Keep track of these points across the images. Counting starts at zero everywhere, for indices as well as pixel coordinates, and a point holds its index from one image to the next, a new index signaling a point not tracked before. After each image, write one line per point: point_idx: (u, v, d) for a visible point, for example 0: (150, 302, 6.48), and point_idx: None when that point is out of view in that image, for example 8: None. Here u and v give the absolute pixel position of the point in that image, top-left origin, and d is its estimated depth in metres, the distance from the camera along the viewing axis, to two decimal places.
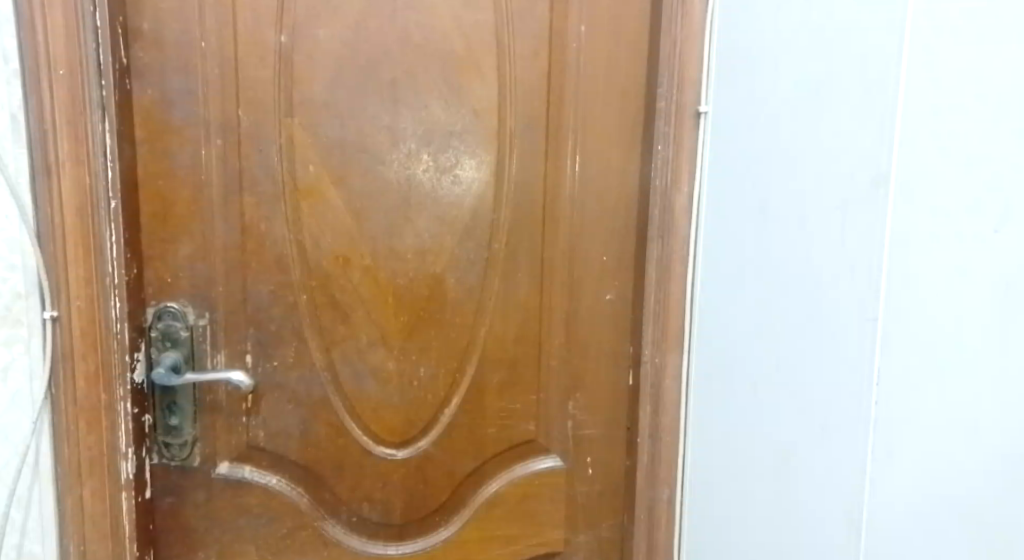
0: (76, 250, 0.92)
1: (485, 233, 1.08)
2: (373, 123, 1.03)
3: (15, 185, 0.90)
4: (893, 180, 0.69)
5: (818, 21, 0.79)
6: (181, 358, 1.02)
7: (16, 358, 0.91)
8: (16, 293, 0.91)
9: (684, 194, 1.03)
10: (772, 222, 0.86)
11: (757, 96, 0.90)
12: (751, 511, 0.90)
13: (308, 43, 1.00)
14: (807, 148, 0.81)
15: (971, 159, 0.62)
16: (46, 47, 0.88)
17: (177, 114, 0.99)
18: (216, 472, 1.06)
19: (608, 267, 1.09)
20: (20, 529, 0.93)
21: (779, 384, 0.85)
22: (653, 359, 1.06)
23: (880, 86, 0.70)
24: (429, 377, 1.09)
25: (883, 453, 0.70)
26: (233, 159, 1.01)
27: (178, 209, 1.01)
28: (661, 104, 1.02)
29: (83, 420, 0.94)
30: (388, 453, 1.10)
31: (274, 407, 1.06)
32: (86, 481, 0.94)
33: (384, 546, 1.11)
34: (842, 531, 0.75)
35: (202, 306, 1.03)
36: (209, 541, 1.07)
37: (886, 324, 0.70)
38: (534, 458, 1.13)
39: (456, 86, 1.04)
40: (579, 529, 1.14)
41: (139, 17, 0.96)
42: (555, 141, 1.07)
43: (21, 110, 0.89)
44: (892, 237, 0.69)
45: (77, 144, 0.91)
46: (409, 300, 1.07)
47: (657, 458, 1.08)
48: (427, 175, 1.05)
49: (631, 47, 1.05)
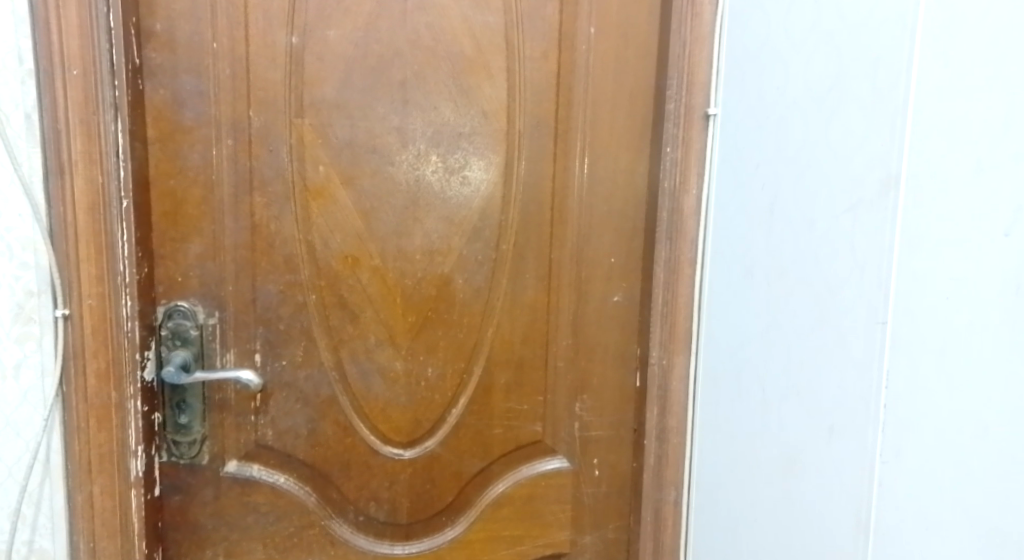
0: (87, 248, 0.93)
1: (493, 234, 1.08)
2: (383, 123, 1.03)
3: (28, 184, 0.90)
4: (904, 182, 0.68)
5: (827, 24, 0.79)
6: (190, 357, 1.03)
7: (28, 355, 0.93)
8: (28, 291, 0.92)
9: (692, 195, 1.03)
10: (781, 224, 0.86)
11: (766, 98, 0.90)
12: (759, 515, 0.90)
13: (320, 44, 1.01)
14: (817, 151, 0.80)
15: (981, 163, 0.61)
16: (60, 47, 0.89)
17: (188, 114, 0.99)
18: (224, 470, 1.07)
19: (615, 269, 1.09)
20: (30, 525, 0.94)
21: (787, 387, 0.85)
22: (661, 361, 1.07)
23: (890, 90, 0.70)
24: (436, 377, 1.10)
25: (891, 456, 0.70)
26: (243, 159, 1.01)
27: (188, 208, 1.01)
28: (671, 106, 1.02)
29: (94, 418, 0.94)
30: (395, 453, 1.10)
31: (282, 405, 1.07)
32: (96, 478, 0.95)
33: (391, 545, 1.12)
34: (849, 536, 0.75)
35: (212, 305, 1.04)
36: (217, 539, 1.08)
37: (895, 328, 0.69)
38: (541, 459, 1.13)
39: (465, 87, 1.05)
40: (585, 530, 1.15)
41: (152, 17, 0.97)
42: (564, 142, 1.07)
43: (35, 110, 0.90)
44: (901, 241, 0.69)
45: (90, 143, 0.92)
46: (417, 300, 1.08)
47: (663, 459, 1.08)
48: (436, 176, 1.06)
49: (640, 49, 1.05)
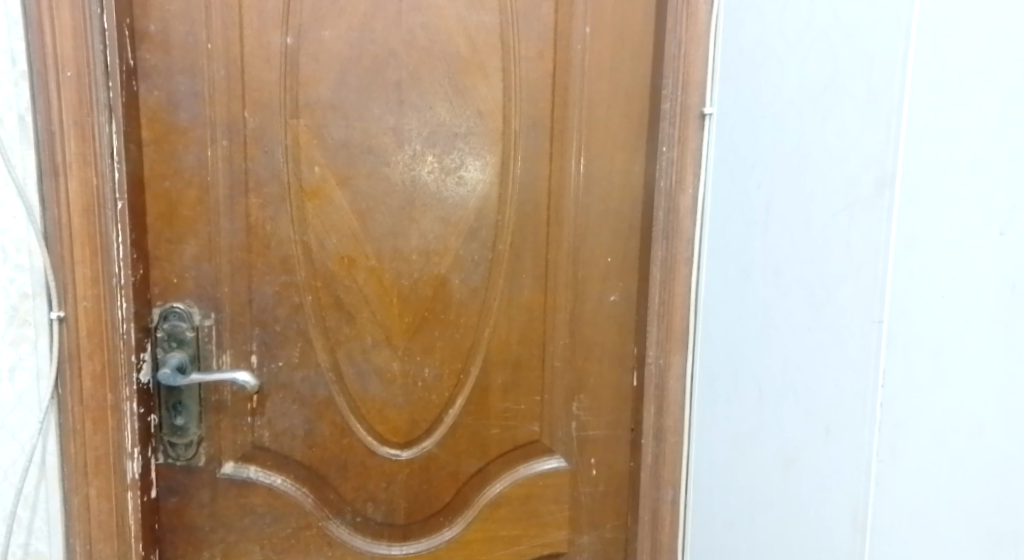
0: (82, 250, 0.92)
1: (489, 234, 1.08)
2: (379, 123, 1.03)
3: (22, 186, 0.90)
4: (899, 181, 0.68)
5: (822, 23, 0.79)
6: (186, 358, 1.03)
7: (24, 357, 0.92)
8: (23, 293, 0.91)
9: (689, 194, 1.03)
10: (777, 223, 0.86)
11: (762, 97, 0.90)
12: (757, 514, 0.90)
13: (315, 44, 1.01)
14: (813, 150, 0.80)
15: (976, 161, 0.61)
16: (54, 48, 0.89)
17: (183, 115, 0.99)
18: (221, 471, 1.06)
19: (611, 268, 1.09)
20: (26, 528, 0.94)
21: (784, 385, 0.85)
22: (658, 360, 1.06)
23: (885, 89, 0.70)
24: (433, 377, 1.10)
25: (888, 455, 0.70)
26: (238, 160, 1.01)
27: (184, 209, 1.01)
28: (667, 105, 1.02)
29: (89, 420, 0.94)
30: (392, 454, 1.10)
31: (279, 406, 1.07)
32: (92, 480, 0.95)
33: (388, 546, 1.11)
34: (847, 535, 0.75)
35: (208, 307, 1.03)
36: (214, 540, 1.07)
37: (891, 327, 0.70)
38: (538, 458, 1.13)
39: (461, 87, 1.04)
40: (583, 529, 1.15)
41: (146, 18, 0.97)
42: (560, 141, 1.07)
43: (29, 111, 0.90)
44: (897, 239, 0.69)
45: (85, 145, 0.91)
46: (413, 300, 1.08)
47: (660, 459, 1.08)
48: (432, 176, 1.05)
49: (636, 47, 1.05)
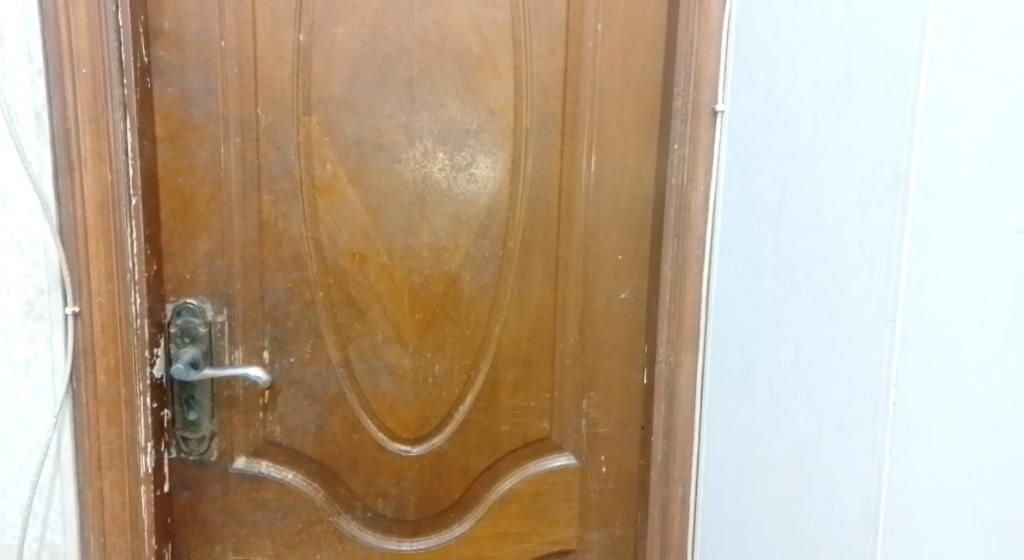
0: (97, 246, 0.93)
1: (500, 231, 1.08)
2: (390, 121, 1.04)
3: (38, 182, 0.91)
4: (913, 179, 0.68)
5: (836, 20, 0.79)
6: (199, 354, 1.04)
7: (39, 352, 0.93)
8: (39, 289, 0.93)
9: (700, 192, 1.03)
10: (789, 219, 0.86)
11: (775, 94, 0.89)
12: (769, 510, 0.90)
13: (327, 41, 1.01)
14: (826, 147, 0.80)
15: (992, 158, 0.61)
16: (70, 45, 0.90)
17: (196, 112, 1.00)
18: (233, 466, 1.07)
19: (622, 266, 1.09)
20: (42, 520, 0.95)
21: (795, 382, 0.85)
22: (668, 359, 1.06)
23: (900, 86, 0.70)
24: (444, 374, 1.10)
25: (901, 453, 0.70)
26: (251, 156, 1.02)
27: (197, 206, 1.02)
28: (678, 103, 1.02)
29: (104, 414, 0.95)
30: (402, 450, 1.11)
31: (291, 402, 1.07)
32: (107, 474, 0.96)
33: (398, 542, 1.12)
34: (857, 532, 0.75)
35: (220, 303, 1.04)
36: (226, 534, 1.08)
37: (904, 325, 0.69)
38: (547, 456, 1.13)
39: (472, 84, 1.05)
40: (591, 527, 1.15)
41: (161, 15, 0.98)
42: (571, 138, 1.07)
43: (45, 108, 0.91)
44: (910, 237, 0.69)
45: (99, 142, 0.92)
46: (424, 297, 1.08)
47: (671, 457, 1.08)
48: (443, 174, 1.06)
49: (648, 44, 1.05)
